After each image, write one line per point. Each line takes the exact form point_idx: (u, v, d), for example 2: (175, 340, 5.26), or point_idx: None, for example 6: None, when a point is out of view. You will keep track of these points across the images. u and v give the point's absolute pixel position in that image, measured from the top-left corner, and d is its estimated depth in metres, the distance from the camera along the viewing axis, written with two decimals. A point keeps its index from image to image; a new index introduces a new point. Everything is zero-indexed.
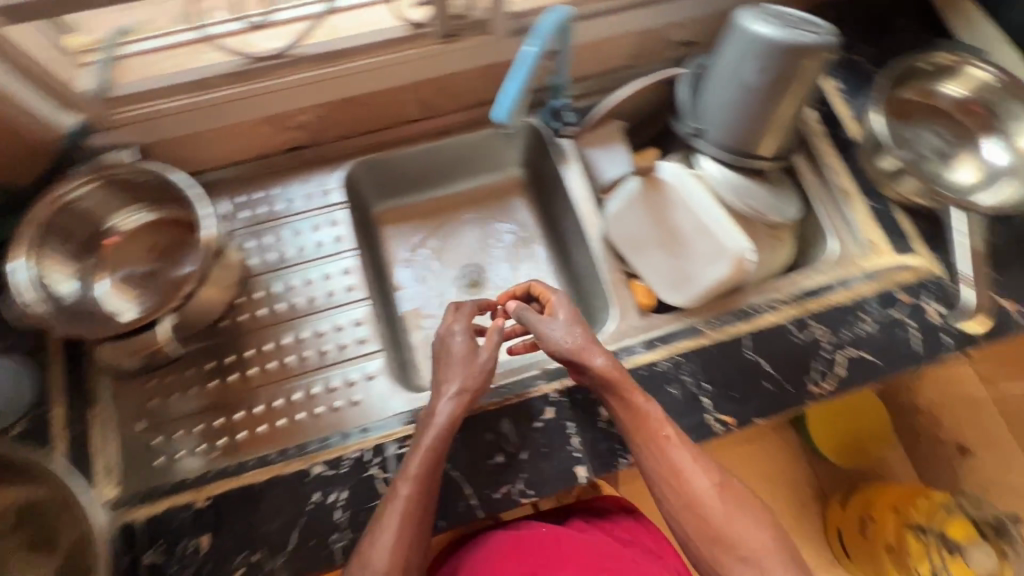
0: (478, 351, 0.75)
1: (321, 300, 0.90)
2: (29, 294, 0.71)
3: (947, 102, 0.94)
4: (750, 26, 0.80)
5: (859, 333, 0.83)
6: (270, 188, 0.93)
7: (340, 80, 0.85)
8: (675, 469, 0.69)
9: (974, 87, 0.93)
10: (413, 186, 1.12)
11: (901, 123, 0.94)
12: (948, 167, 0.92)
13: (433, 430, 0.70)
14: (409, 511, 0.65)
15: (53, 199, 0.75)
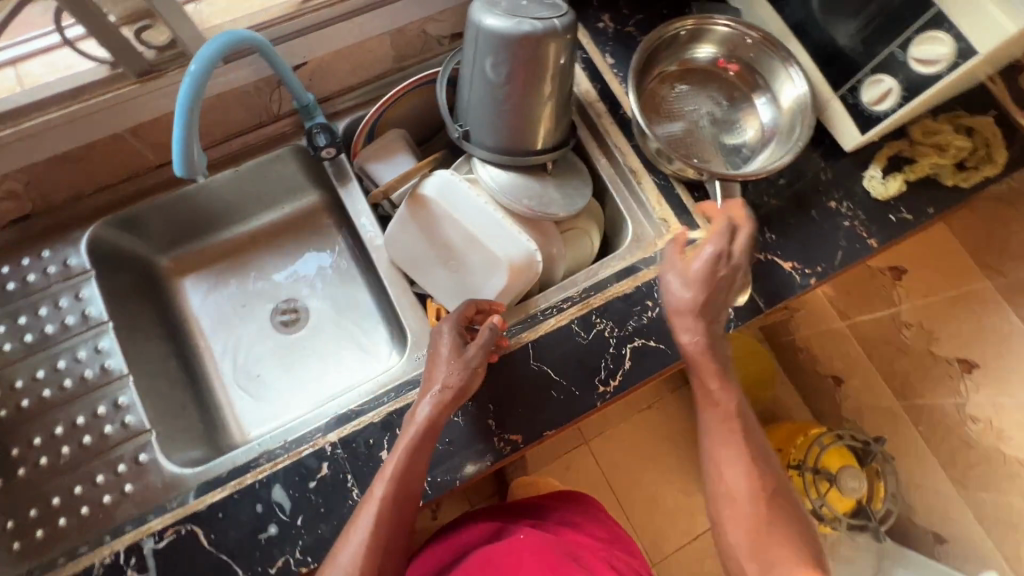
0: (471, 349, 0.71)
1: (74, 384, 0.80)
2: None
3: (708, 63, 0.95)
4: (483, 21, 0.75)
5: (645, 321, 0.81)
6: (6, 265, 0.84)
7: (33, 140, 0.74)
8: (726, 446, 0.72)
9: (728, 44, 0.92)
10: (201, 231, 1.02)
11: (669, 94, 0.94)
12: (721, 131, 0.92)
13: (412, 428, 0.68)
14: (382, 515, 0.63)
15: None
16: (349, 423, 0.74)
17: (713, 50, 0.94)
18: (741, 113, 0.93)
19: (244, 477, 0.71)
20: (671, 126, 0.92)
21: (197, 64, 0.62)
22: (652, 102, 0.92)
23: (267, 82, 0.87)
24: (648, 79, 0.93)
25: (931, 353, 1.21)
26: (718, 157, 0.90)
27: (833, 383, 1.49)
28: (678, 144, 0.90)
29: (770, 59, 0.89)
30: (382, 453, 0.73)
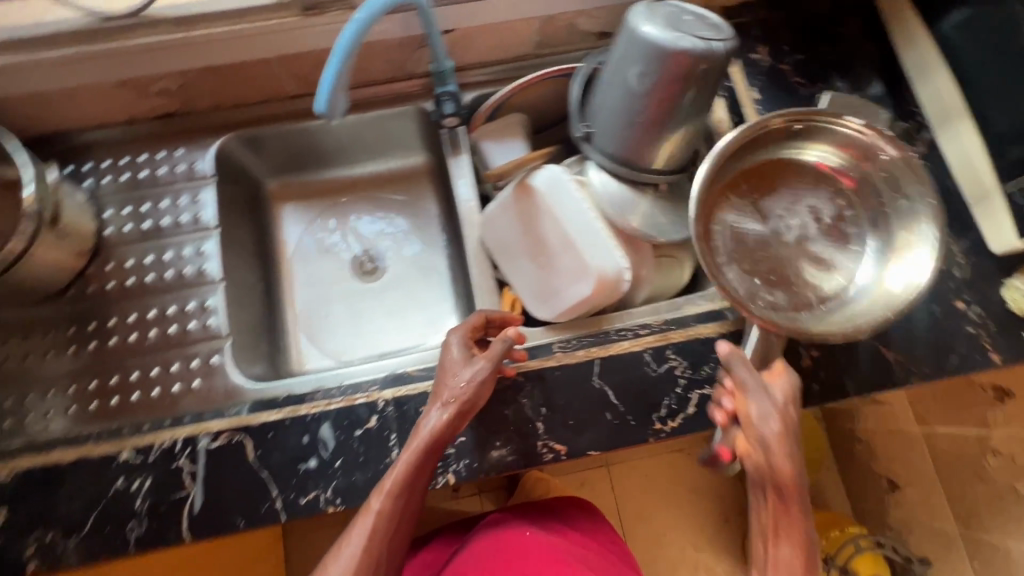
0: (478, 368, 0.70)
1: (173, 277, 0.86)
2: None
3: (824, 168, 0.76)
4: (641, 27, 0.73)
5: (722, 371, 0.77)
6: (142, 153, 0.90)
7: (201, 47, 0.80)
8: (780, 515, 0.66)
9: (856, 149, 0.74)
10: (313, 164, 1.06)
11: (762, 189, 0.76)
12: (809, 258, 0.73)
13: (417, 440, 0.68)
14: (377, 525, 0.67)
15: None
16: (406, 385, 0.76)
17: (840, 159, 0.75)
18: (850, 254, 0.73)
19: (299, 406, 0.74)
20: (741, 230, 0.74)
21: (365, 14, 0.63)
22: (738, 194, 0.76)
23: (412, 40, 0.89)
24: (743, 160, 0.76)
25: (1014, 490, 1.09)
26: (787, 296, 0.71)
27: (886, 487, 1.32)
28: (758, 259, 0.73)
29: (910, 184, 0.71)
30: None
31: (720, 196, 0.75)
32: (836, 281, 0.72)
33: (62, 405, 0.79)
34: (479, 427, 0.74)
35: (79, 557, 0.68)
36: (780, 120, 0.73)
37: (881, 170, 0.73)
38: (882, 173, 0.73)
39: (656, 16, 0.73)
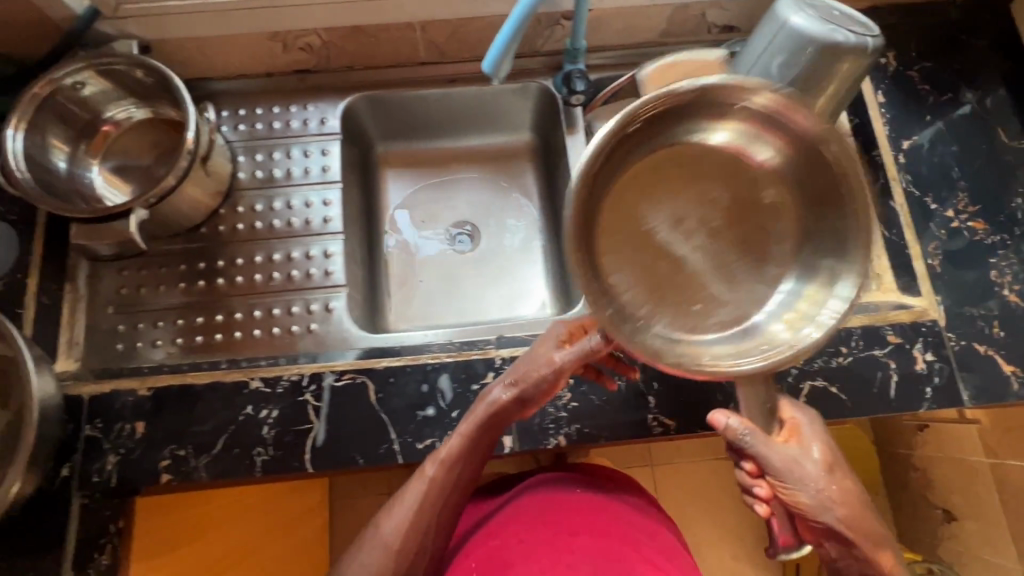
0: (552, 359, 0.67)
1: (298, 225, 0.88)
2: (18, 164, 0.72)
3: (745, 156, 0.64)
4: (787, 18, 0.74)
5: (834, 365, 0.77)
6: (276, 106, 0.94)
7: (353, 7, 0.83)
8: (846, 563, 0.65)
9: (793, 152, 0.61)
10: (419, 131, 1.05)
11: (682, 179, 0.66)
12: (750, 283, 0.64)
13: (477, 413, 0.69)
14: (428, 493, 0.67)
15: (50, 80, 0.75)
16: (522, 347, 0.77)
17: (764, 146, 0.63)
18: (756, 268, 0.64)
19: (419, 355, 0.77)
20: (660, 245, 0.64)
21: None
22: (630, 183, 0.65)
23: (549, 17, 0.89)
24: (620, 157, 0.63)
25: None
26: (710, 326, 0.62)
27: (941, 517, 1.22)
28: (636, 283, 0.62)
29: (846, 203, 0.58)
30: None
31: (598, 182, 0.62)
32: (759, 316, 0.62)
33: (161, 336, 0.82)
34: (591, 395, 0.76)
35: (208, 475, 0.71)
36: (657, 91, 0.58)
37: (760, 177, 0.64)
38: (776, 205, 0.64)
39: (803, 8, 0.75)
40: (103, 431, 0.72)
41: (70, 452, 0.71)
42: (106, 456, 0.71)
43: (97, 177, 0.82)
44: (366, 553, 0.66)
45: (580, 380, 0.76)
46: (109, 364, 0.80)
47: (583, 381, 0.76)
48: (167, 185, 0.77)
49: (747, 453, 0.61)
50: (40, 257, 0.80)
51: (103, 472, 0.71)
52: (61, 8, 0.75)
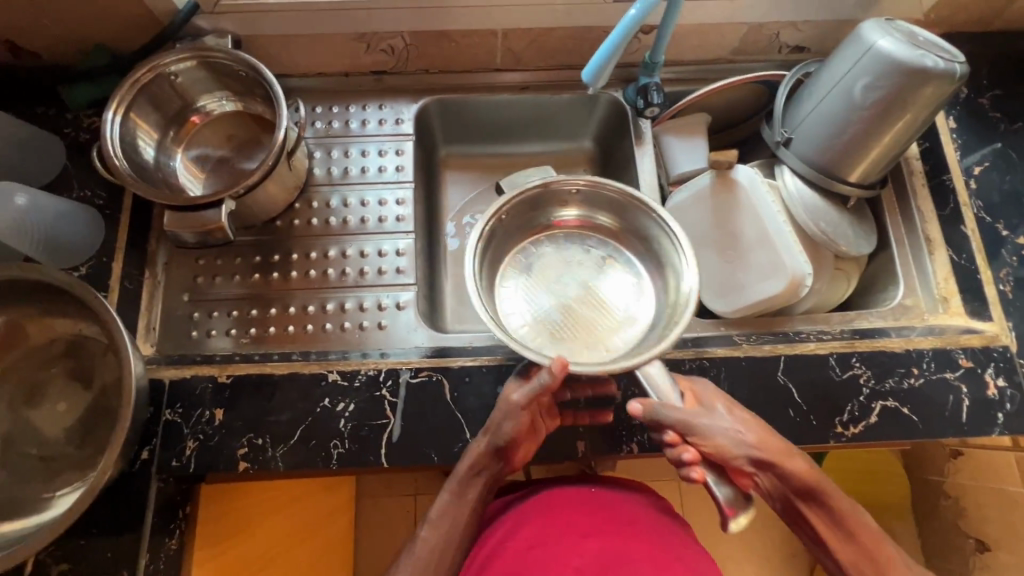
0: (510, 401, 0.68)
1: (371, 223, 0.90)
2: (115, 150, 0.74)
3: (592, 225, 0.90)
4: (874, 41, 0.76)
5: (906, 387, 0.77)
6: (351, 105, 0.95)
7: (442, 13, 0.85)
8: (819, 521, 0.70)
9: (620, 216, 0.88)
10: (482, 135, 1.04)
11: (542, 263, 0.90)
12: (609, 308, 0.87)
13: (456, 473, 0.70)
14: (428, 556, 0.68)
15: (152, 67, 0.77)
16: None
17: (603, 219, 0.90)
18: (637, 292, 0.88)
19: (494, 357, 0.78)
20: (553, 294, 0.88)
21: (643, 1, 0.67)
22: (515, 264, 0.90)
23: None
24: (492, 249, 0.86)
25: None
26: (589, 336, 0.84)
27: (974, 547, 1.17)
28: (533, 324, 0.84)
29: (666, 243, 0.82)
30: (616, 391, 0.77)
31: (506, 266, 0.89)
32: (614, 316, 0.86)
33: (225, 326, 0.84)
34: None
35: (285, 464, 0.72)
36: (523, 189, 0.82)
37: (634, 224, 0.86)
38: (626, 256, 0.89)
39: (890, 32, 0.77)
40: (183, 417, 0.73)
41: (151, 436, 0.72)
42: (185, 441, 0.72)
43: (181, 168, 0.84)
44: None
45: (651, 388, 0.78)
46: (183, 348, 0.82)
47: None
48: (251, 181, 0.78)
49: (665, 424, 0.67)
50: (123, 242, 0.81)
51: (182, 457, 0.72)
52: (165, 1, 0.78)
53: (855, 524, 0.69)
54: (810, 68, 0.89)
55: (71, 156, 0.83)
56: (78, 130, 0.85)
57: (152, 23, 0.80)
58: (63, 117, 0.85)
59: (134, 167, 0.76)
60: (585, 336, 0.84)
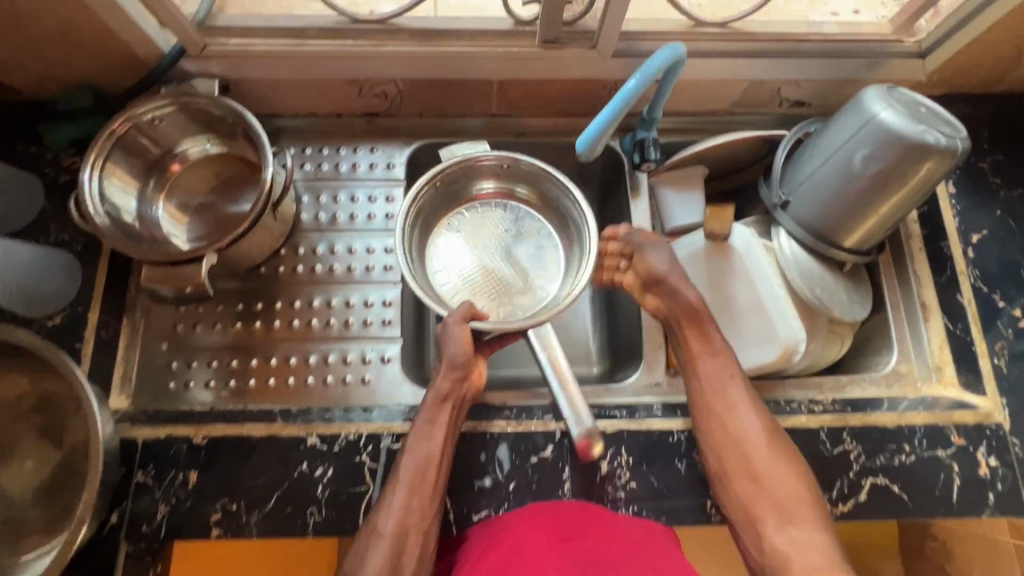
0: (447, 326, 0.75)
1: (358, 272, 0.87)
2: (95, 208, 0.71)
3: (510, 196, 0.93)
4: (875, 111, 0.74)
5: (897, 464, 0.76)
6: (342, 147, 0.93)
7: (437, 62, 0.82)
8: (723, 389, 0.75)
9: (537, 188, 0.91)
10: None
11: (464, 229, 0.92)
12: (529, 273, 0.91)
13: (427, 407, 0.73)
14: (411, 478, 0.69)
15: (127, 118, 0.75)
16: None
17: (522, 191, 0.92)
18: (552, 259, 0.91)
19: (477, 424, 0.76)
20: (473, 258, 0.91)
21: (642, 74, 0.65)
22: (445, 231, 0.92)
23: None
24: (426, 212, 0.90)
25: None
26: (506, 299, 0.89)
27: None
28: (453, 283, 0.89)
29: (572, 209, 0.87)
30: (602, 462, 0.75)
31: (436, 230, 0.92)
32: (527, 280, 0.90)
33: (204, 378, 0.81)
34: (651, 477, 0.74)
35: (259, 532, 0.70)
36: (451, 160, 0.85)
37: (550, 195, 0.90)
38: (545, 223, 0.93)
39: (891, 102, 0.75)
40: (155, 479, 0.71)
41: (121, 498, 0.70)
42: (157, 505, 0.70)
43: (163, 217, 0.81)
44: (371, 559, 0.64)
45: (639, 460, 0.75)
46: (160, 400, 0.79)
47: (643, 461, 0.75)
48: (239, 232, 0.75)
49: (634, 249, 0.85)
50: (101, 290, 0.79)
51: (152, 521, 0.69)
52: (150, 45, 0.75)
53: (739, 423, 0.73)
54: (811, 128, 0.88)
55: (50, 197, 0.81)
56: (58, 169, 0.82)
57: (137, 65, 0.78)
58: (43, 155, 0.82)
59: (116, 222, 0.73)
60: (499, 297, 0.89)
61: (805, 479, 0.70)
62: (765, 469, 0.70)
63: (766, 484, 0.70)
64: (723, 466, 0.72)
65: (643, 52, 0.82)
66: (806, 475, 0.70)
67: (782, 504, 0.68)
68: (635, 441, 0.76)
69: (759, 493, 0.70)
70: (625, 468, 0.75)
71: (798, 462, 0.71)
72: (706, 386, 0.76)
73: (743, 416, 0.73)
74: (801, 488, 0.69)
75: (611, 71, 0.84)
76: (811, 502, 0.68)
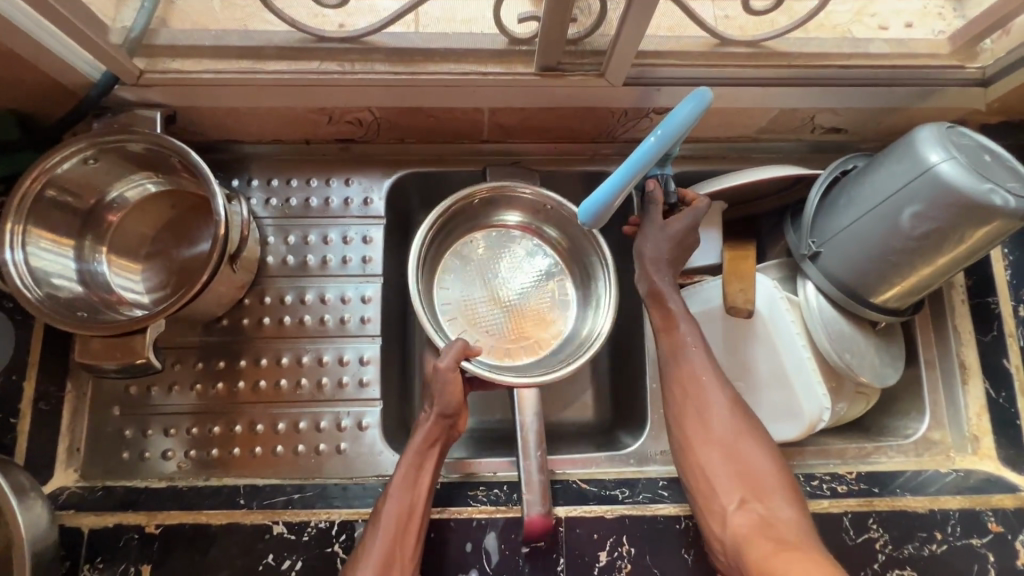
0: (438, 369, 0.67)
1: (332, 324, 0.78)
2: (23, 280, 0.62)
3: (534, 234, 0.83)
4: (930, 161, 0.63)
5: (926, 554, 0.69)
6: (313, 178, 0.82)
7: (418, 89, 0.70)
8: (687, 366, 0.70)
9: (568, 232, 0.82)
10: None
11: (476, 263, 0.82)
12: (542, 327, 0.80)
13: (411, 450, 0.66)
14: (392, 519, 0.62)
15: (38, 173, 0.63)
16: (580, 505, 0.70)
17: (546, 228, 0.83)
18: (568, 317, 0.81)
19: (462, 509, 0.69)
20: (484, 295, 0.80)
21: (662, 131, 0.55)
22: (455, 259, 0.82)
23: (638, 111, 0.75)
24: (442, 234, 0.80)
25: None
26: (515, 346, 0.79)
27: None
28: (459, 320, 0.79)
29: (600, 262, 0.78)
30: (601, 552, 0.68)
31: (448, 256, 0.81)
32: (540, 335, 0.80)
33: (162, 448, 0.73)
34: (655, 570, 0.67)
35: None
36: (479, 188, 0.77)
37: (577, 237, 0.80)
38: (567, 269, 0.83)
39: (949, 147, 0.64)
40: (105, 573, 0.64)
41: None
42: None
43: (111, 273, 0.72)
44: None
45: (642, 550, 0.68)
46: (113, 473, 0.72)
47: (646, 551, 0.68)
48: (203, 279, 0.65)
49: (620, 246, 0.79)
50: (39, 353, 0.70)
51: None
52: (75, 72, 0.63)
53: (708, 397, 0.68)
54: (848, 166, 0.76)
55: None
56: None
57: (64, 94, 0.66)
58: None
59: (52, 294, 0.64)
60: (507, 347, 0.78)
61: (772, 456, 0.65)
62: (734, 446, 0.65)
63: (735, 459, 0.65)
64: (694, 446, 0.67)
65: (660, 79, 0.69)
66: (775, 454, 0.66)
67: (750, 480, 0.64)
68: (639, 529, 0.69)
69: (728, 467, 0.65)
70: (625, 559, 0.68)
71: (766, 440, 0.66)
72: (674, 358, 0.71)
73: (709, 389, 0.68)
74: (770, 468, 0.64)
75: (620, 99, 0.72)
76: (781, 481, 0.64)
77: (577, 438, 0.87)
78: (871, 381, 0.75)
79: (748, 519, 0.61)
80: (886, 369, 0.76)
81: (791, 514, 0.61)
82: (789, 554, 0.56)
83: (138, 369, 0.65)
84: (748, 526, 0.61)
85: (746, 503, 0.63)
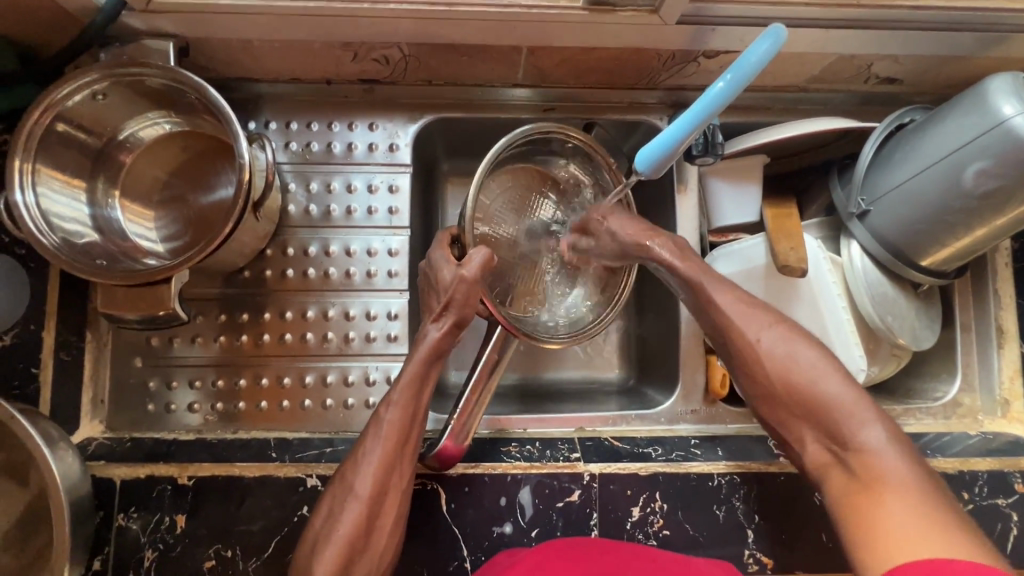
0: (464, 279, 0.65)
1: (358, 278, 0.75)
2: (39, 226, 0.58)
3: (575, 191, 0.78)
4: (993, 113, 0.60)
5: None
6: (335, 122, 0.77)
7: (454, 24, 0.64)
8: (724, 314, 0.66)
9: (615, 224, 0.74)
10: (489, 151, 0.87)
11: (512, 199, 0.76)
12: (537, 280, 0.77)
13: (420, 352, 0.66)
14: (389, 436, 0.62)
15: (46, 108, 0.58)
16: (614, 462, 0.70)
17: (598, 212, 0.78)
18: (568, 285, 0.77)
19: (497, 464, 0.69)
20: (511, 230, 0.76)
21: (732, 75, 0.50)
22: (495, 186, 0.75)
23: (687, 53, 0.70)
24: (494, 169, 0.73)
25: None
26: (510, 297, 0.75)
27: None
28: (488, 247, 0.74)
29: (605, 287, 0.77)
30: (634, 508, 0.68)
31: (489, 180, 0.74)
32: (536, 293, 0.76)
33: (188, 400, 0.72)
34: (686, 525, 0.68)
35: None
36: (582, 133, 0.72)
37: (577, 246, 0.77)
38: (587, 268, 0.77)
39: (1020, 96, 0.59)
40: (140, 523, 0.64)
41: (102, 543, 0.63)
42: (143, 551, 0.63)
43: (124, 220, 0.68)
44: (347, 514, 0.59)
45: (675, 506, 0.68)
46: (139, 425, 0.71)
47: (679, 507, 0.68)
48: (224, 232, 0.60)
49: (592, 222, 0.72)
50: (55, 305, 0.67)
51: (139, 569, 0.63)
52: None
53: (752, 343, 0.64)
54: (904, 119, 0.72)
55: None
56: None
57: (68, 19, 0.60)
58: None
59: (67, 240, 0.60)
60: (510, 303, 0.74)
61: (840, 379, 0.60)
62: (795, 384, 0.61)
63: (798, 397, 0.61)
64: (755, 392, 0.65)
65: (721, 20, 0.63)
66: (847, 378, 0.61)
67: (819, 411, 0.60)
68: (673, 487, 0.69)
69: (796, 410, 0.62)
70: (658, 514, 0.68)
71: (831, 365, 0.61)
72: (711, 315, 0.67)
73: (753, 334, 0.65)
74: (841, 400, 0.59)
75: (670, 38, 0.67)
76: (860, 405, 0.58)
77: (601, 394, 0.87)
78: (913, 345, 0.74)
79: (827, 454, 0.59)
80: (925, 329, 0.75)
81: (877, 438, 0.56)
82: (875, 495, 0.53)
83: (162, 321, 0.62)
84: (830, 461, 0.59)
85: (819, 437, 0.60)
